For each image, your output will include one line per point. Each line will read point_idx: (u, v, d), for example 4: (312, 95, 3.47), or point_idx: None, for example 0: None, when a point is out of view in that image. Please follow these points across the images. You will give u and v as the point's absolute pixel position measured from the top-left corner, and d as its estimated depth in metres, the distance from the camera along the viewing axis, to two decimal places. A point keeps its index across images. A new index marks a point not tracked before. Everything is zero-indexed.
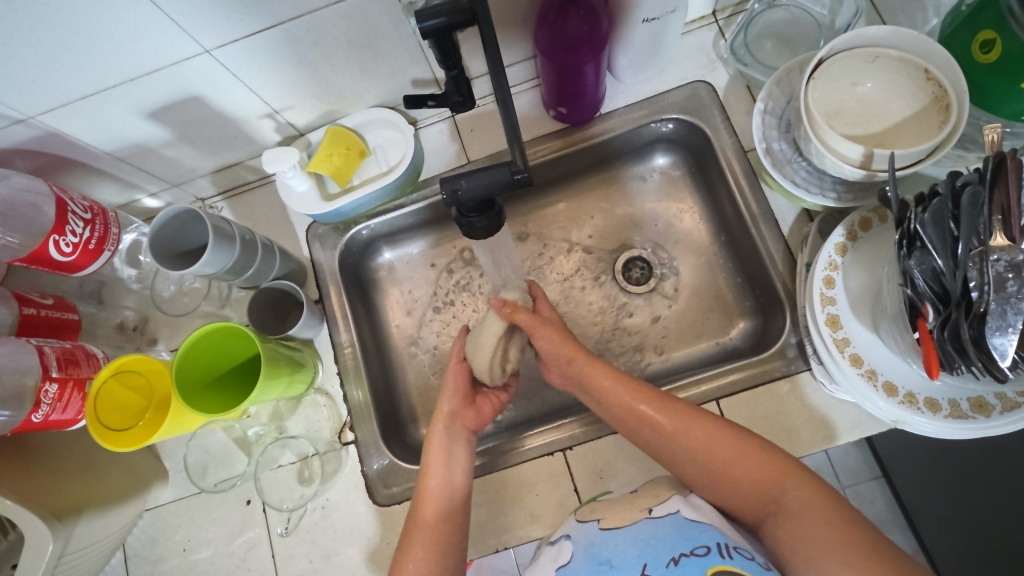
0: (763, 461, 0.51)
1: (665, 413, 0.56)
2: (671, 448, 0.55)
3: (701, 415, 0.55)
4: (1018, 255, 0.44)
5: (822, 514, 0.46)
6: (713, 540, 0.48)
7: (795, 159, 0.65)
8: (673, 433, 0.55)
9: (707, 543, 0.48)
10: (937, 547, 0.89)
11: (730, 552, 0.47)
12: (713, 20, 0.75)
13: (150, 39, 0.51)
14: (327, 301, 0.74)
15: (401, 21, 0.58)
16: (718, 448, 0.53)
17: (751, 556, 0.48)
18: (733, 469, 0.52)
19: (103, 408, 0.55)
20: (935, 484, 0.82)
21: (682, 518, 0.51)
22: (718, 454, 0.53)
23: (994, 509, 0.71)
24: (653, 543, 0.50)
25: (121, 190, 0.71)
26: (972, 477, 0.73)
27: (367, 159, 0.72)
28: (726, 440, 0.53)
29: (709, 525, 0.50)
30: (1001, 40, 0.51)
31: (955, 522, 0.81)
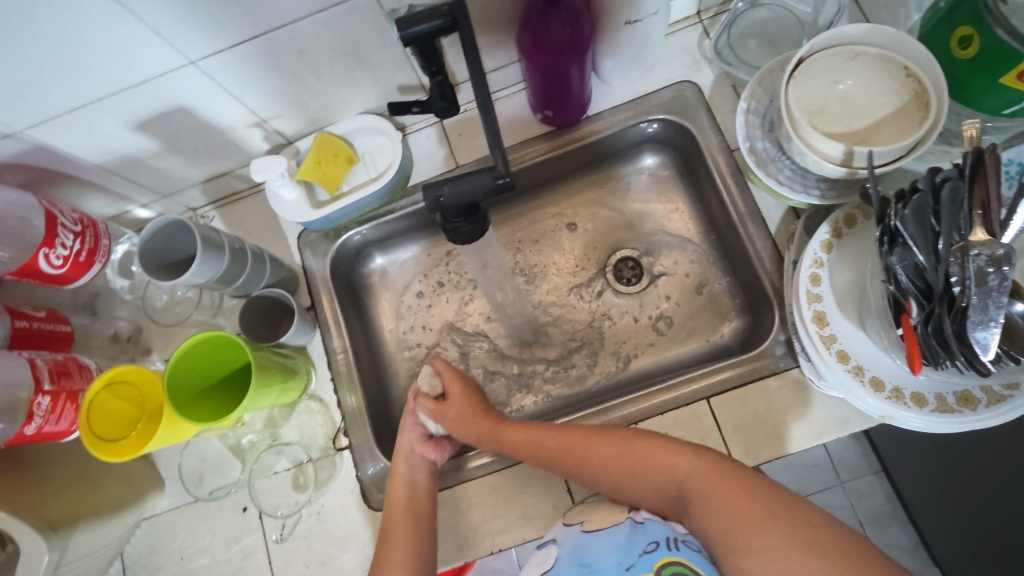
0: (666, 456, 0.54)
1: (570, 437, 0.59)
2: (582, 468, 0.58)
3: (600, 431, 0.59)
4: (999, 250, 0.43)
5: (727, 493, 0.49)
6: (662, 534, 0.52)
7: (779, 158, 0.65)
8: (578, 455, 0.58)
9: (657, 537, 0.52)
10: (937, 540, 0.89)
11: (676, 545, 0.51)
12: (697, 20, 0.75)
13: (133, 52, 0.51)
14: (319, 308, 0.74)
15: (384, 29, 0.58)
16: (623, 458, 0.56)
17: (699, 547, 0.51)
18: (640, 472, 0.55)
19: (96, 420, 0.55)
20: (933, 480, 0.82)
21: (648, 516, 0.54)
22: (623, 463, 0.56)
23: (989, 503, 0.71)
24: (622, 542, 0.52)
25: (112, 202, 0.71)
26: (967, 470, 0.73)
27: (356, 165, 0.72)
28: (626, 448, 0.56)
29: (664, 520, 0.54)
30: (978, 36, 0.51)
31: (953, 516, 0.81)
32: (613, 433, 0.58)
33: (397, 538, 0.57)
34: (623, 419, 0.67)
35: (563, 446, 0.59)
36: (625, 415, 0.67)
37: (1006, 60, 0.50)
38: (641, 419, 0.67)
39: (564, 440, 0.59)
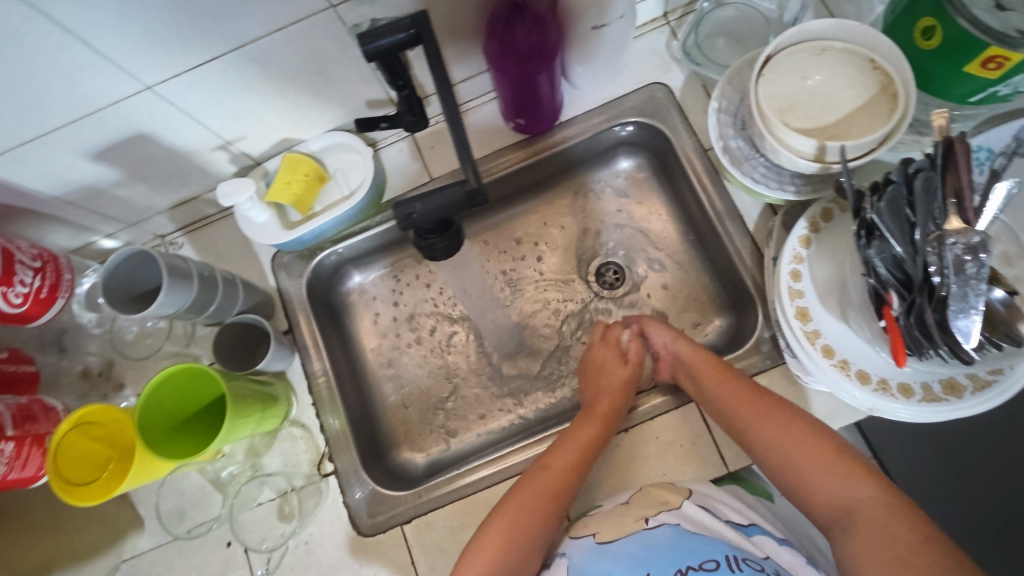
0: (834, 469, 0.51)
1: (757, 413, 0.57)
2: (758, 447, 0.56)
3: (788, 413, 0.56)
4: (974, 237, 0.45)
5: (891, 526, 0.46)
6: (721, 553, 0.49)
7: (753, 156, 0.65)
8: (761, 432, 0.56)
9: (715, 556, 0.49)
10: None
11: (739, 565, 0.48)
12: (664, 21, 0.75)
13: (86, 80, 0.49)
14: (297, 331, 0.72)
15: (347, 45, 0.57)
16: (803, 452, 0.53)
17: (761, 567, 0.49)
18: (808, 473, 0.52)
19: (64, 464, 0.53)
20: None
21: (690, 530, 0.52)
22: (801, 456, 0.53)
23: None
24: (669, 561, 0.50)
25: (75, 234, 0.69)
26: None
27: (328, 184, 0.71)
28: (813, 445, 0.53)
29: (716, 536, 0.52)
30: (941, 26, 0.51)
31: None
32: (809, 427, 0.55)
33: (506, 526, 0.56)
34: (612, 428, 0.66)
35: (745, 419, 0.58)
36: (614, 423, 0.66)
37: (970, 48, 0.50)
38: (631, 425, 0.66)
39: (751, 415, 0.57)
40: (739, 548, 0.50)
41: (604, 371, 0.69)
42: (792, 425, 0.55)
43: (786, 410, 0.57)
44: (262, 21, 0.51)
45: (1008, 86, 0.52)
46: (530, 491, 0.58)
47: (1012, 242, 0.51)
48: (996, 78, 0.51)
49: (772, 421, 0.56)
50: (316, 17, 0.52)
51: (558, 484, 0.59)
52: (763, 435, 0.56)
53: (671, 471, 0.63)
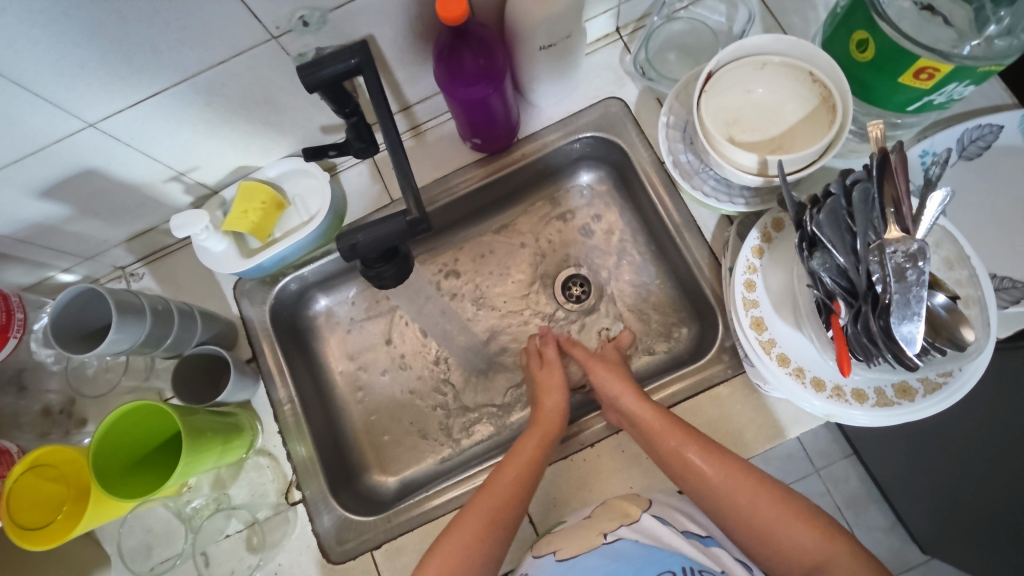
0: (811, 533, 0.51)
1: (727, 478, 0.54)
2: (725, 514, 0.54)
3: (752, 477, 0.54)
4: (914, 245, 0.46)
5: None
6: (678, 565, 0.51)
7: (703, 169, 0.66)
8: (736, 500, 0.53)
9: (673, 568, 0.51)
10: (919, 518, 0.91)
11: None
12: (617, 37, 0.76)
13: (23, 120, 0.49)
14: (261, 359, 0.72)
15: (293, 74, 0.57)
16: (778, 519, 0.52)
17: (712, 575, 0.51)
18: (783, 542, 0.51)
19: (18, 509, 0.52)
20: (911, 464, 0.84)
21: (647, 544, 0.53)
22: (772, 520, 0.52)
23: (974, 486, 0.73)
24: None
25: (30, 271, 0.68)
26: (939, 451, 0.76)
27: (287, 210, 0.71)
28: (785, 511, 0.52)
29: (670, 548, 0.53)
30: (873, 40, 0.53)
31: (934, 496, 0.83)
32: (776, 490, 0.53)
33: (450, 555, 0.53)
34: (578, 444, 0.66)
35: (714, 482, 0.54)
36: (580, 439, 0.66)
37: (902, 61, 0.51)
38: (597, 440, 0.66)
39: (722, 479, 0.54)
40: (693, 556, 0.53)
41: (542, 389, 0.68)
42: (762, 490, 0.53)
43: (749, 471, 0.54)
44: (202, 55, 0.51)
45: (942, 95, 0.53)
46: (491, 500, 0.57)
47: (952, 247, 0.52)
48: (929, 88, 0.52)
49: (743, 489, 0.53)
50: (257, 48, 0.52)
51: (518, 485, 0.58)
52: (735, 503, 0.53)
53: (639, 485, 0.64)
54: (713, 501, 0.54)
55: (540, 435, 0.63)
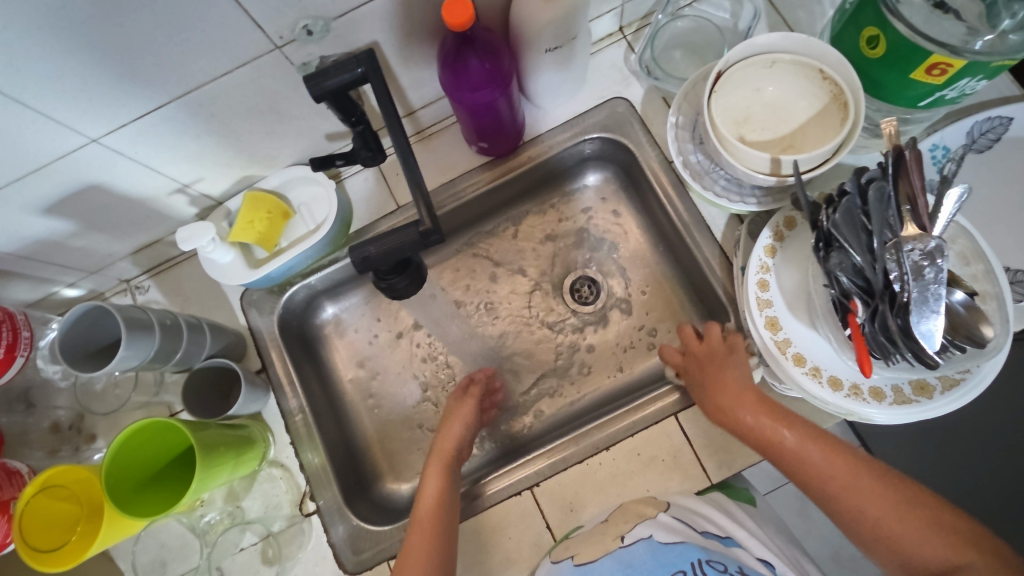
0: (936, 537, 0.44)
1: (838, 471, 0.49)
2: (838, 512, 0.49)
3: (874, 473, 0.48)
4: (931, 243, 0.46)
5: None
6: (687, 562, 0.49)
7: (713, 169, 0.66)
8: (841, 491, 0.48)
9: (683, 566, 0.49)
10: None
11: (703, 568, 0.48)
12: (621, 36, 0.75)
13: (27, 138, 0.48)
14: (271, 369, 0.71)
15: (298, 83, 0.57)
16: (893, 517, 0.46)
17: (724, 567, 0.49)
18: (885, 525, 0.46)
19: (30, 531, 0.51)
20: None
21: (661, 543, 0.51)
22: (887, 519, 0.46)
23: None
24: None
25: (35, 287, 0.67)
26: None
27: (293, 219, 0.70)
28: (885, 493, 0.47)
29: (683, 544, 0.51)
30: (884, 35, 0.52)
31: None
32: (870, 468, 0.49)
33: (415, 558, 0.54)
34: (592, 448, 0.66)
35: (818, 473, 0.50)
36: (594, 442, 0.66)
37: (913, 57, 0.51)
38: (612, 443, 0.66)
39: (830, 469, 0.49)
40: (705, 550, 0.50)
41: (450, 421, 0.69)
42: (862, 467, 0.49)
43: (868, 467, 0.49)
44: (207, 67, 0.50)
45: (955, 90, 0.52)
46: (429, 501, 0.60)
47: (966, 243, 0.52)
48: (942, 83, 0.52)
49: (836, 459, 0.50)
50: (262, 59, 0.52)
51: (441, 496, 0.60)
52: (843, 497, 0.48)
53: (654, 487, 0.64)
54: (821, 494, 0.50)
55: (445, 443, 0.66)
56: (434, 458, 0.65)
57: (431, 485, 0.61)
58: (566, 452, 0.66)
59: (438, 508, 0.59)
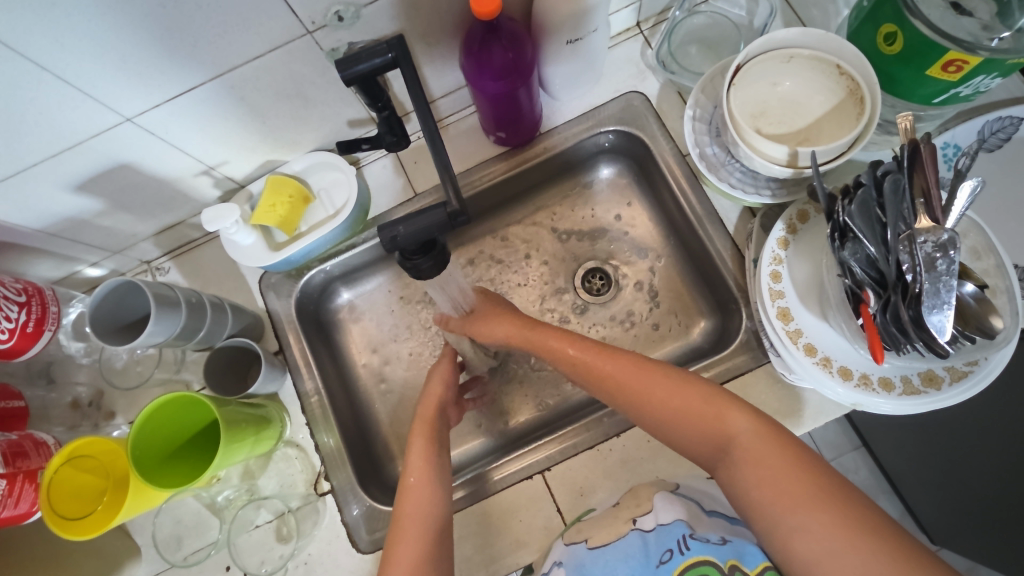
0: (707, 409, 0.52)
1: (630, 373, 0.57)
2: (635, 409, 0.56)
3: (655, 369, 0.57)
4: (943, 235, 0.46)
5: (759, 455, 0.47)
6: (674, 538, 0.51)
7: (729, 161, 0.67)
8: (634, 388, 0.56)
9: (670, 544, 0.51)
10: (930, 511, 0.89)
11: (687, 544, 0.51)
12: (638, 31, 0.76)
13: (65, 114, 0.49)
14: (288, 352, 0.72)
15: (326, 68, 0.58)
16: (676, 402, 0.53)
17: (707, 538, 0.51)
18: (675, 418, 0.53)
19: (58, 499, 0.53)
20: (918, 451, 0.83)
21: (661, 524, 0.53)
22: (672, 403, 0.54)
23: (980, 472, 0.71)
24: (637, 559, 0.52)
25: (59, 265, 0.68)
26: (952, 442, 0.74)
27: (312, 204, 0.71)
28: (672, 392, 0.54)
29: (678, 522, 0.53)
30: (902, 32, 0.53)
31: (940, 484, 0.82)
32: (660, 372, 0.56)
33: (409, 528, 0.54)
34: (603, 433, 0.67)
35: (616, 379, 0.58)
36: (605, 428, 0.67)
37: (930, 53, 0.52)
38: (623, 430, 0.67)
39: (625, 374, 0.58)
40: (691, 525, 0.52)
41: (430, 379, 0.70)
42: (657, 374, 0.56)
43: (652, 367, 0.57)
44: (240, 49, 0.51)
45: (970, 88, 0.54)
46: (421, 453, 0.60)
47: (978, 237, 0.54)
48: (957, 81, 0.53)
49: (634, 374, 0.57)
50: (294, 43, 0.53)
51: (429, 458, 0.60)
52: (637, 393, 0.56)
53: (664, 473, 0.65)
54: (622, 397, 0.57)
55: (431, 411, 0.66)
56: (419, 420, 0.64)
57: (421, 461, 0.60)
58: (577, 438, 0.67)
59: (424, 473, 0.58)
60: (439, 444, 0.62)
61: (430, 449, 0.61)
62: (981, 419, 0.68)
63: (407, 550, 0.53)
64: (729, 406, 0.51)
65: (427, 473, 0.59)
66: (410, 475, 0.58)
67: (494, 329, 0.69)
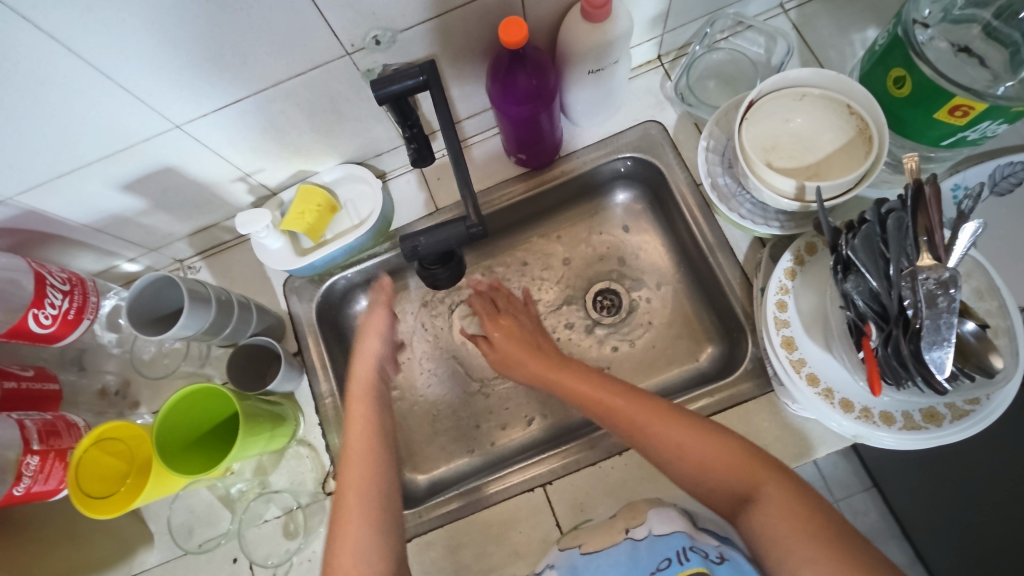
0: (735, 463, 0.51)
1: (654, 420, 0.56)
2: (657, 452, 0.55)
3: (682, 418, 0.56)
4: (945, 273, 0.47)
5: (783, 508, 0.47)
6: (673, 550, 0.51)
7: (740, 193, 0.69)
8: (657, 432, 0.55)
9: (668, 554, 0.51)
10: (939, 558, 0.86)
11: (687, 555, 0.50)
12: (658, 64, 0.80)
13: (119, 118, 0.54)
14: (306, 353, 0.75)
15: (361, 87, 0.62)
16: (704, 454, 0.52)
17: (706, 552, 0.51)
18: (703, 465, 0.52)
19: (84, 478, 0.56)
20: (929, 493, 0.81)
21: (653, 534, 0.54)
22: (699, 455, 0.53)
23: (986, 518, 0.70)
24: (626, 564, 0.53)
25: (100, 258, 0.73)
26: (957, 487, 0.74)
27: (339, 213, 0.75)
28: (701, 440, 0.53)
29: (680, 534, 0.53)
30: (911, 77, 0.55)
31: (950, 530, 0.79)
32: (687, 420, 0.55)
33: (351, 505, 0.54)
34: (606, 451, 0.68)
35: (639, 422, 0.57)
36: (607, 446, 0.68)
37: (938, 97, 0.54)
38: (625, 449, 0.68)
39: (648, 421, 0.57)
40: (691, 538, 0.53)
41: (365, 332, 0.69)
42: (685, 421, 0.55)
43: (681, 415, 0.56)
44: (282, 68, 0.55)
45: (976, 132, 0.56)
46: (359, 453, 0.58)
47: (981, 278, 0.55)
48: (964, 125, 0.55)
49: (660, 418, 0.56)
50: (333, 64, 0.57)
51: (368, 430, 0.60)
52: (661, 436, 0.55)
53: (664, 493, 0.66)
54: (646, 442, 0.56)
55: (363, 389, 0.65)
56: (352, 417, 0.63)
57: (356, 476, 0.56)
58: (579, 454, 0.69)
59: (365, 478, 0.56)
60: (382, 440, 0.60)
61: (369, 433, 0.60)
62: (985, 465, 0.68)
63: (355, 528, 0.52)
64: (757, 459, 0.51)
65: (373, 489, 0.55)
66: (347, 477, 0.56)
67: (513, 355, 0.72)
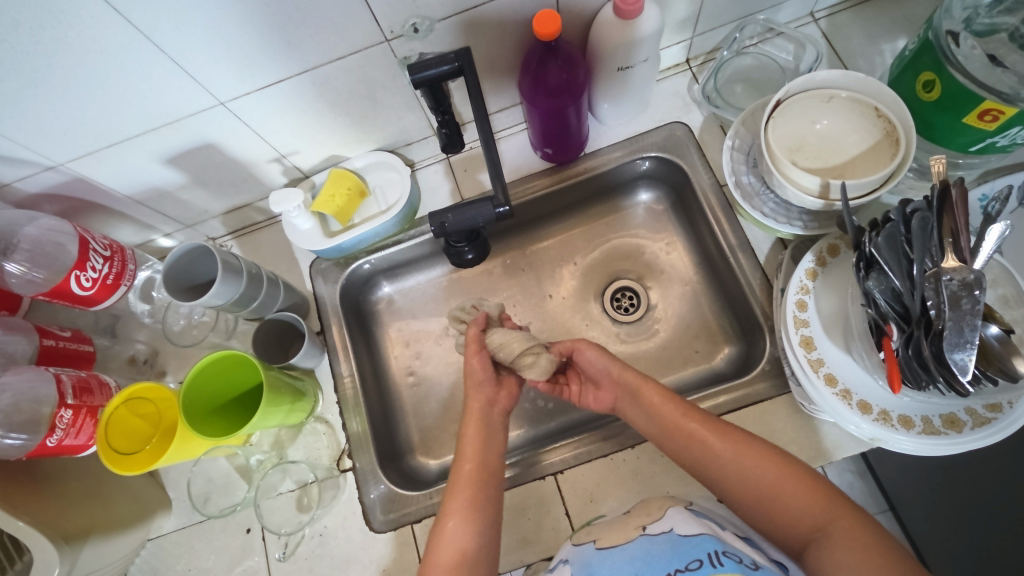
0: (812, 496, 0.50)
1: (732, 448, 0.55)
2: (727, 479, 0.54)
3: (752, 446, 0.54)
4: (969, 275, 0.46)
5: (858, 540, 0.46)
6: (704, 551, 0.50)
7: (763, 192, 0.70)
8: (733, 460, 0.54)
9: (699, 556, 0.50)
10: None
11: (720, 560, 0.49)
12: (687, 67, 0.81)
13: (171, 94, 0.57)
14: (329, 333, 0.77)
15: (396, 74, 0.64)
16: (777, 483, 0.52)
17: (739, 559, 0.50)
18: (780, 498, 0.51)
19: (113, 434, 0.58)
20: (948, 513, 0.78)
21: (678, 535, 0.53)
22: (774, 486, 0.52)
23: (1002, 540, 0.69)
24: (643, 562, 0.52)
25: (138, 231, 0.76)
26: (975, 507, 0.72)
27: (368, 198, 0.77)
28: (777, 474, 0.52)
29: (701, 537, 0.52)
30: (940, 81, 0.56)
31: (965, 556, 0.77)
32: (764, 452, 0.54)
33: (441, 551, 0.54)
34: (619, 444, 0.68)
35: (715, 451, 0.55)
36: (621, 439, 0.68)
37: (968, 102, 0.54)
38: (638, 442, 0.68)
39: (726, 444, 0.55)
40: (722, 542, 0.52)
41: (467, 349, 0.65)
42: (761, 454, 0.54)
43: (753, 446, 0.54)
44: (325, 50, 0.58)
45: (1006, 138, 0.56)
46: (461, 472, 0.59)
47: (1009, 286, 0.54)
48: (994, 130, 0.55)
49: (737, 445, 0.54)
50: (372, 49, 0.60)
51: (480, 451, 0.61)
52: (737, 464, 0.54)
53: (675, 489, 0.66)
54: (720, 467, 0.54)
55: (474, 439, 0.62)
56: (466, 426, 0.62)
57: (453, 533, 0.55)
58: (591, 445, 0.69)
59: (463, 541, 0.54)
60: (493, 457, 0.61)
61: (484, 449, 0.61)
62: (1000, 482, 0.67)
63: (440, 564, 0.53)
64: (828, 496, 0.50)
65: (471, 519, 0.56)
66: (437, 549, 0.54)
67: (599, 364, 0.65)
